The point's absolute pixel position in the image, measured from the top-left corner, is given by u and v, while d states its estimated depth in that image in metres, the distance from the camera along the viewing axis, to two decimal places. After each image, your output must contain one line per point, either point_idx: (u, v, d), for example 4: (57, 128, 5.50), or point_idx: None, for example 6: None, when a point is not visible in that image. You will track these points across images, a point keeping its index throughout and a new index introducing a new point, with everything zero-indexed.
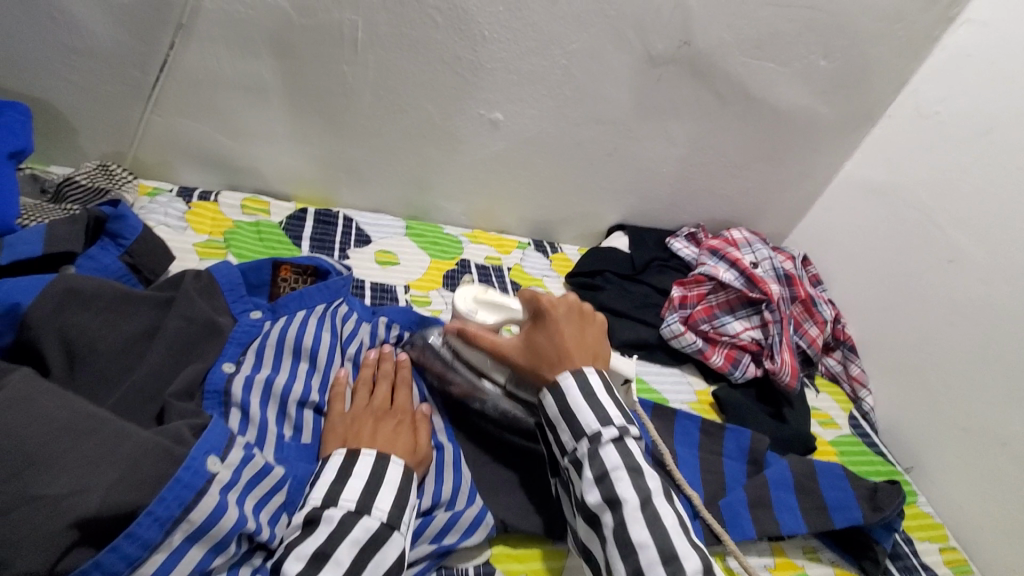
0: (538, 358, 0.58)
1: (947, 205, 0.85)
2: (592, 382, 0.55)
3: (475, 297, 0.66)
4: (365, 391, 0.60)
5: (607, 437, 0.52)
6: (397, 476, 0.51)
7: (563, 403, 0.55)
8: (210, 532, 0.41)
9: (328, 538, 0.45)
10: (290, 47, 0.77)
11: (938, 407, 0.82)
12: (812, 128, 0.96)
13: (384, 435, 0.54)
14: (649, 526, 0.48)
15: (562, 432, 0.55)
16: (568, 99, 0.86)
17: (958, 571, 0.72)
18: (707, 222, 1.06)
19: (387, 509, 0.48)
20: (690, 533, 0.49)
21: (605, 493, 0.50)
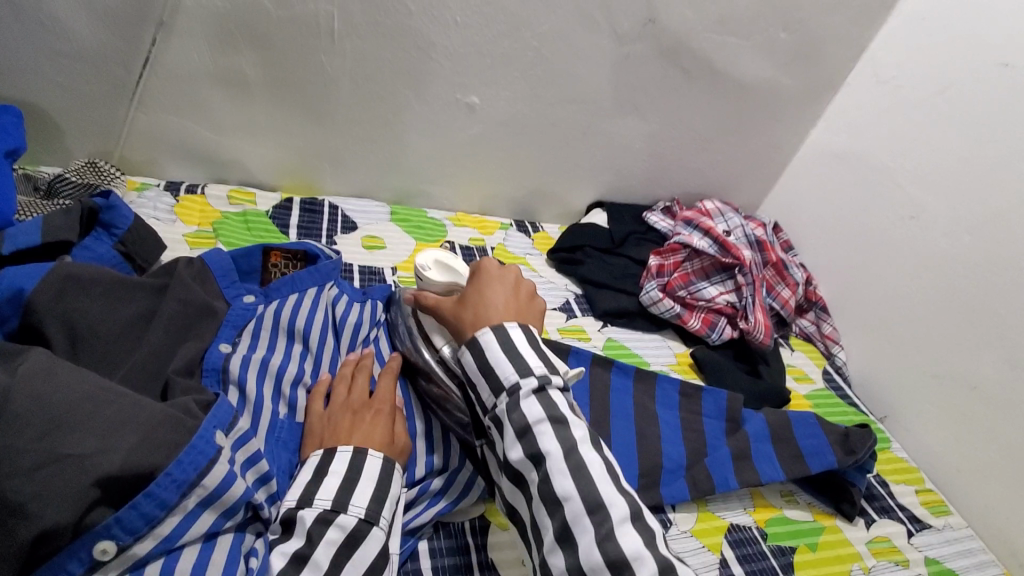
0: (466, 313, 0.59)
1: (907, 164, 0.89)
2: (512, 335, 0.55)
3: (436, 258, 0.68)
4: (342, 389, 0.60)
5: (524, 388, 0.51)
6: (376, 469, 0.51)
7: (483, 359, 0.54)
8: (222, 498, 0.44)
9: (307, 538, 0.46)
10: (268, 40, 0.79)
11: (906, 358, 0.86)
12: (776, 100, 0.99)
13: (361, 430, 0.54)
14: (574, 476, 0.47)
15: (481, 390, 0.54)
16: (540, 79, 0.89)
17: (936, 511, 0.73)
18: (682, 196, 1.09)
19: (364, 505, 0.48)
20: (618, 478, 0.49)
21: (528, 448, 0.49)
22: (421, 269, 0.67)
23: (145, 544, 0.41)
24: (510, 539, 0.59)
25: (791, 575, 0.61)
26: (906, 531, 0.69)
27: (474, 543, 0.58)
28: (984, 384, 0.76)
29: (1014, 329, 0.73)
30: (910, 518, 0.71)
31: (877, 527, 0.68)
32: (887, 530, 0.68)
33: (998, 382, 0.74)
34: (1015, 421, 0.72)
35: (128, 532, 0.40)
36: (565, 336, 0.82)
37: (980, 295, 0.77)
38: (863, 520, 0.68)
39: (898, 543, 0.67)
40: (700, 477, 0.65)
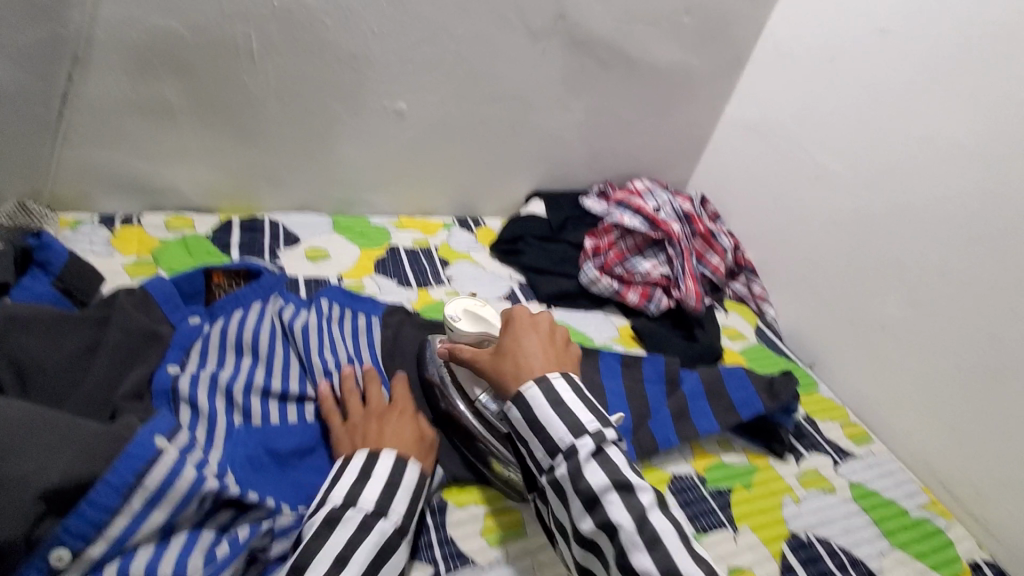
0: (506, 364, 0.61)
1: (810, 129, 0.96)
2: (557, 385, 0.57)
3: (464, 308, 0.73)
4: (355, 401, 0.63)
5: (583, 451, 0.53)
6: (413, 479, 0.56)
7: (532, 416, 0.56)
8: (169, 495, 0.45)
9: (348, 539, 0.51)
10: (189, 65, 0.80)
11: (826, 307, 0.93)
12: (689, 80, 1.06)
13: (390, 433, 0.60)
14: (633, 517, 0.50)
15: (536, 449, 0.55)
16: (463, 80, 0.93)
17: (858, 441, 0.81)
18: (614, 178, 1.15)
19: (402, 512, 0.54)
20: (690, 544, 0.50)
21: (598, 520, 0.50)
22: (453, 321, 0.71)
23: (98, 547, 0.43)
24: (468, 514, 0.62)
25: (729, 513, 0.67)
26: (832, 462, 0.76)
27: (435, 522, 0.61)
28: (891, 322, 0.83)
29: (910, 269, 0.81)
30: (835, 450, 0.79)
31: (805, 461, 0.75)
32: (815, 463, 0.75)
33: (902, 318, 0.82)
34: (918, 351, 0.80)
35: (79, 538, 0.42)
36: None
37: (879, 241, 0.85)
38: (792, 457, 0.75)
39: (825, 473, 0.75)
40: (645, 438, 0.70)
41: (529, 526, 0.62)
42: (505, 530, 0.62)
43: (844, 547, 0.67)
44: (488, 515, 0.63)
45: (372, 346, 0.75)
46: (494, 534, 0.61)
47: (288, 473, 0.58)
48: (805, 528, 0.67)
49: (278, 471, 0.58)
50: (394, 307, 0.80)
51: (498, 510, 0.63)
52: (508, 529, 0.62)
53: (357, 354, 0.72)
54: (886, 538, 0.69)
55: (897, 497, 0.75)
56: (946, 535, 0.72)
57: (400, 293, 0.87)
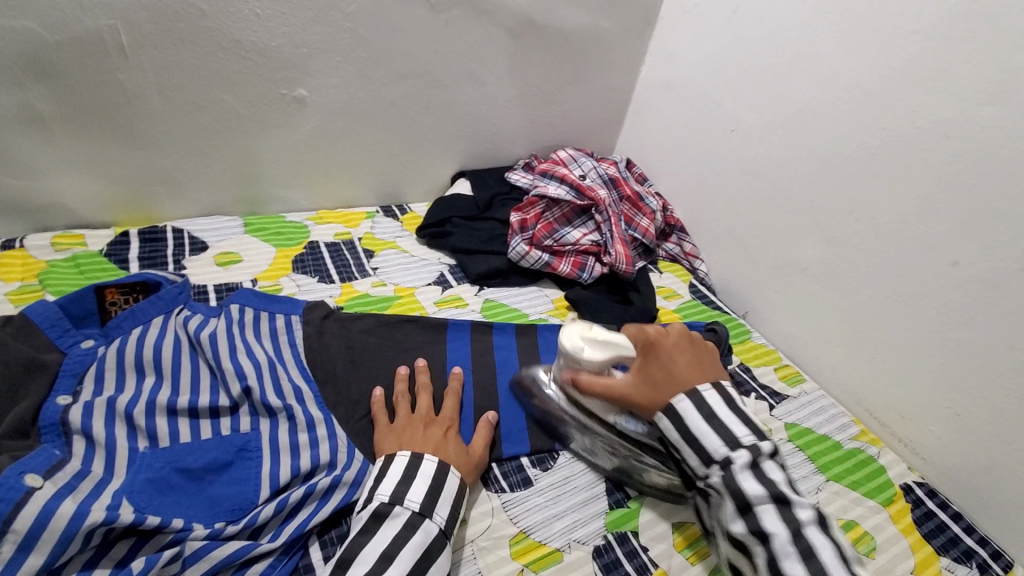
0: (664, 396, 0.58)
1: (721, 83, 0.96)
2: (709, 398, 0.56)
3: (581, 334, 0.64)
4: (405, 404, 0.64)
5: (738, 461, 0.52)
6: (452, 488, 0.55)
7: (686, 428, 0.56)
8: (43, 537, 0.42)
9: (395, 539, 0.50)
10: (51, 66, 0.72)
11: (753, 257, 0.95)
12: (601, 43, 1.04)
13: (435, 440, 0.59)
14: (804, 560, 0.47)
15: (689, 457, 0.55)
16: (365, 60, 0.88)
17: (792, 382, 0.84)
18: (539, 150, 1.13)
19: (418, 499, 0.53)
20: (848, 562, 0.48)
21: (752, 526, 0.50)
22: (578, 352, 0.62)
23: None
24: None
25: None
26: (768, 406, 0.78)
27: None
28: (811, 264, 0.85)
29: (824, 211, 0.83)
30: (770, 394, 0.80)
31: (742, 409, 0.77)
32: (752, 409, 0.77)
33: (821, 259, 0.84)
34: (838, 290, 0.82)
35: None
36: (442, 308, 0.83)
37: (793, 188, 0.87)
38: None
39: (762, 417, 0.76)
40: None
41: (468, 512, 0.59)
42: None
43: None
44: None
45: (294, 347, 0.69)
46: None
47: (203, 491, 0.53)
48: None
49: (188, 488, 0.52)
50: (315, 304, 0.74)
51: None
52: None
53: (277, 358, 0.67)
54: (822, 472, 0.71)
55: (830, 432, 0.77)
56: (876, 461, 0.75)
57: (322, 290, 0.83)
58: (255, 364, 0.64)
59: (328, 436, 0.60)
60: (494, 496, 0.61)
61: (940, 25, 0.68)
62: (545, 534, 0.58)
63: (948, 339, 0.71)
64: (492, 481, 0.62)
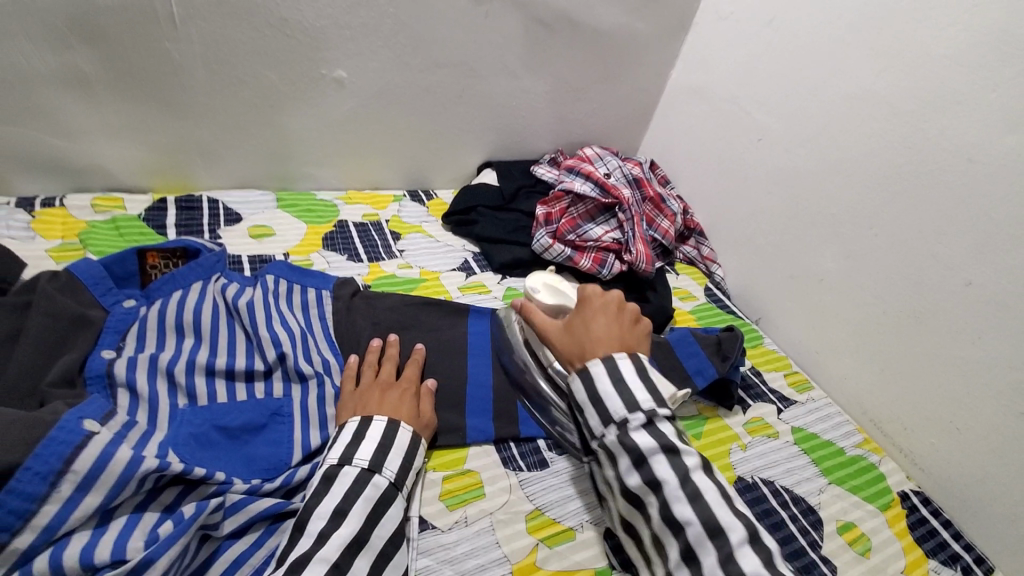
0: (575, 347, 0.63)
1: (751, 92, 0.98)
2: (619, 363, 0.58)
3: (544, 282, 0.80)
4: (370, 371, 0.65)
5: (635, 421, 0.55)
6: (404, 442, 0.57)
7: (593, 392, 0.58)
8: (101, 479, 0.42)
9: (344, 495, 0.51)
10: (102, 32, 0.74)
11: (770, 265, 0.97)
12: (633, 45, 1.06)
13: (391, 404, 0.60)
14: (692, 502, 0.50)
15: (591, 417, 0.57)
16: (405, 46, 0.90)
17: (800, 389, 0.86)
18: (565, 146, 1.15)
19: (368, 456, 0.54)
20: (732, 501, 0.51)
21: (646, 477, 0.53)
22: (534, 292, 0.78)
23: (25, 539, 0.40)
24: (425, 481, 0.60)
25: None
26: (776, 409, 0.81)
27: None
28: (827, 275, 0.87)
29: (843, 224, 0.85)
30: (779, 398, 0.83)
31: (752, 411, 0.79)
32: (761, 411, 0.79)
33: (836, 272, 0.86)
34: (851, 301, 0.84)
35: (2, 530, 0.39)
36: (466, 293, 0.86)
37: (815, 200, 0.89)
38: (740, 407, 0.79)
39: (770, 420, 0.79)
40: None
41: (488, 486, 0.62)
42: (463, 492, 0.60)
43: (787, 486, 0.71)
44: (446, 480, 0.61)
45: (324, 321, 0.71)
46: (454, 497, 0.59)
47: (240, 449, 0.56)
48: (750, 472, 0.71)
49: (225, 446, 0.55)
50: (345, 280, 0.76)
51: (457, 475, 0.62)
52: (466, 491, 0.61)
53: (309, 330, 0.69)
54: (825, 476, 0.73)
55: (835, 439, 0.80)
56: (877, 469, 0.78)
57: (351, 268, 0.85)
58: (290, 334, 0.67)
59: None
60: (512, 474, 0.63)
61: (972, 50, 0.70)
62: (560, 512, 0.61)
63: (954, 354, 0.73)
64: (509, 460, 0.65)
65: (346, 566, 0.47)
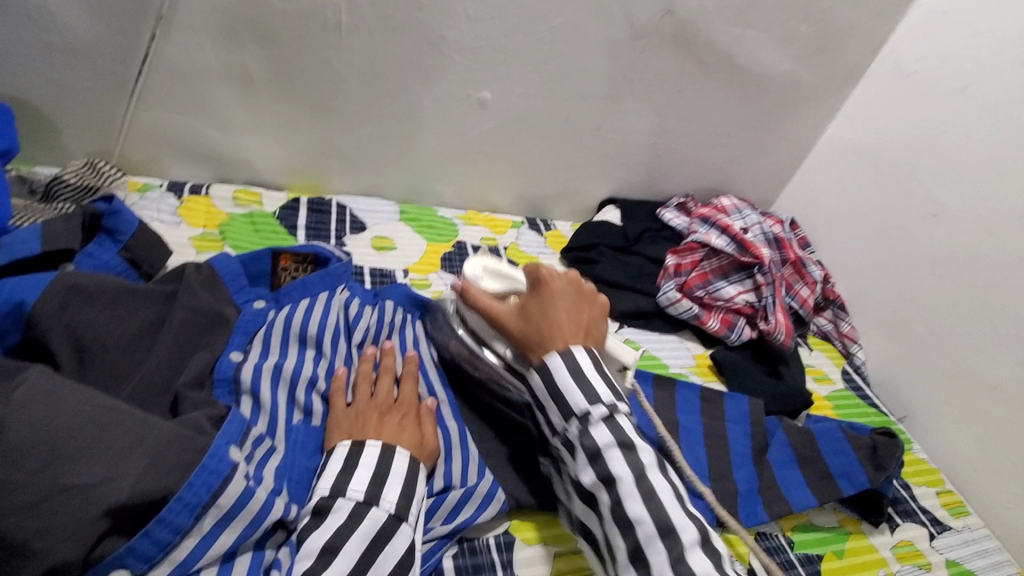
0: (531, 332, 0.56)
1: (931, 162, 0.86)
2: (581, 362, 0.53)
3: (485, 266, 0.66)
4: (366, 387, 0.57)
5: (595, 415, 0.51)
6: (401, 468, 0.50)
7: (551, 384, 0.53)
8: (239, 515, 0.42)
9: (337, 531, 0.45)
10: (273, 35, 0.76)
11: (930, 360, 0.84)
12: (793, 92, 0.97)
13: (390, 429, 0.53)
14: (645, 500, 0.48)
15: (551, 413, 0.54)
16: (554, 74, 0.87)
17: (955, 513, 0.74)
18: (696, 190, 1.07)
19: (362, 488, 0.47)
20: (684, 501, 0.49)
21: (600, 473, 0.50)
22: (472, 279, 0.65)
23: (161, 570, 0.40)
24: (535, 554, 0.56)
25: None
26: (928, 534, 0.69)
27: (501, 559, 0.55)
28: (1007, 387, 0.74)
29: None
30: (931, 520, 0.71)
31: (900, 531, 0.68)
32: (910, 534, 0.68)
33: (1021, 385, 0.72)
34: None
35: (142, 561, 0.39)
36: None
37: (1001, 297, 0.76)
38: (886, 525, 0.68)
39: (922, 547, 0.67)
40: (726, 488, 0.64)
41: None
42: None
43: None
44: (557, 558, 0.56)
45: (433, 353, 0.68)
46: None
47: None
48: None
49: None
50: None
51: (568, 554, 0.57)
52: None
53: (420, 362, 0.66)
54: None
55: None
56: None
57: None
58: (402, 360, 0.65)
59: (459, 443, 0.59)
60: None
61: None
62: None
63: None
64: None
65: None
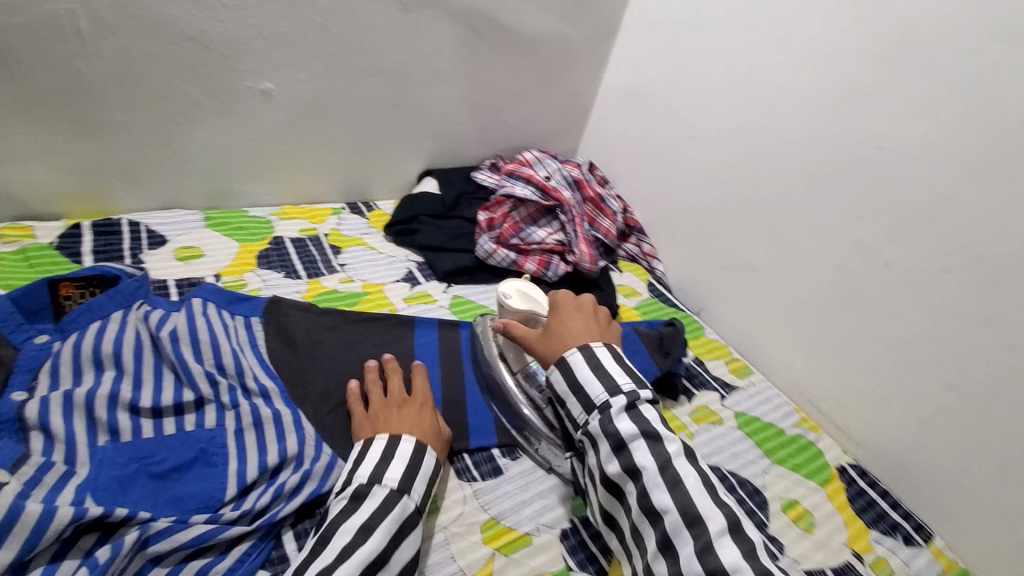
0: (553, 341, 0.65)
1: (680, 92, 1.01)
2: (599, 354, 0.61)
3: (516, 287, 0.76)
4: (378, 390, 0.64)
5: (615, 407, 0.56)
6: (429, 464, 0.56)
7: (573, 379, 0.60)
8: (12, 531, 0.42)
9: (372, 513, 0.50)
10: (4, 51, 0.69)
11: (707, 258, 1.00)
12: (565, 49, 1.07)
13: (408, 419, 0.60)
14: (671, 488, 0.51)
15: (573, 407, 0.59)
16: (334, 56, 0.88)
17: (740, 375, 0.90)
18: (504, 151, 1.15)
19: (397, 478, 0.53)
20: (714, 490, 0.52)
21: (624, 464, 0.54)
22: (503, 298, 0.75)
23: None
24: None
25: None
26: (719, 397, 0.84)
27: None
28: (759, 265, 0.91)
29: (771, 214, 0.88)
30: (722, 385, 0.86)
31: (697, 400, 0.82)
32: (705, 400, 0.82)
33: (767, 260, 0.89)
34: (781, 288, 0.88)
35: None
36: (411, 304, 0.84)
37: (741, 193, 0.92)
38: (685, 397, 0.81)
39: (714, 407, 0.82)
40: None
41: (442, 500, 0.62)
42: None
43: (733, 470, 0.73)
44: None
45: (255, 345, 0.69)
46: None
47: (173, 488, 0.53)
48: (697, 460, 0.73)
49: (158, 487, 0.52)
50: (275, 303, 0.73)
51: None
52: None
53: (244, 355, 0.66)
54: (767, 457, 0.77)
55: (774, 420, 0.83)
56: (815, 445, 0.81)
57: (288, 285, 0.82)
58: (220, 359, 0.64)
59: (273, 419, 0.60)
60: (467, 486, 0.64)
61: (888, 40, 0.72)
62: (516, 519, 0.62)
63: (878, 332, 0.77)
64: (462, 471, 0.65)
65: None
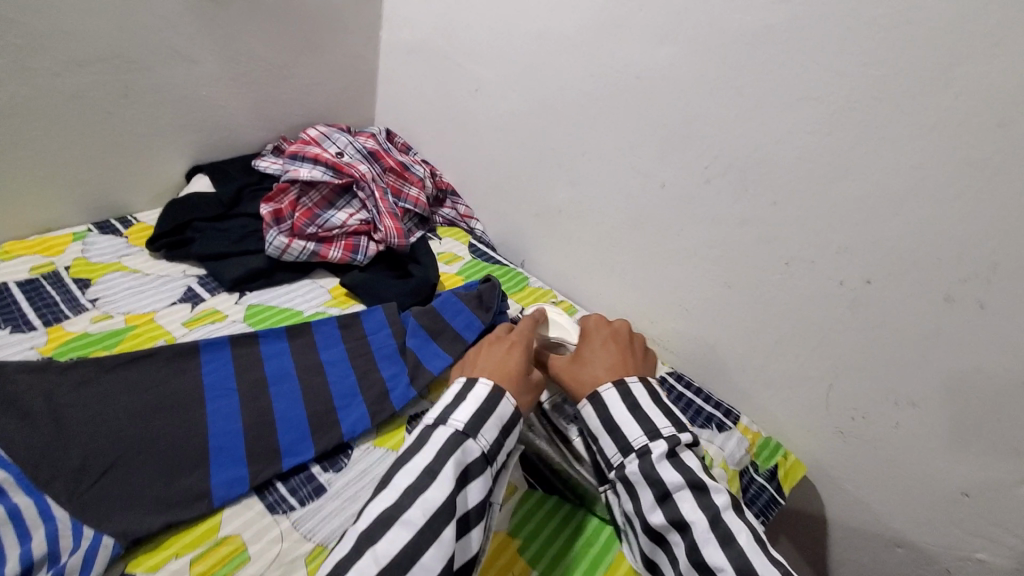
0: (579, 373, 0.65)
1: (457, 43, 0.96)
2: (634, 392, 0.61)
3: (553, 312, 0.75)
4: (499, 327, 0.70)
5: (656, 451, 0.56)
6: (505, 412, 0.57)
7: (609, 418, 0.60)
8: None
9: (437, 455, 0.52)
10: None
11: (518, 209, 1.00)
12: (326, 8, 0.96)
13: (489, 356, 0.64)
14: (722, 545, 0.51)
15: (607, 446, 0.59)
16: (15, 46, 0.69)
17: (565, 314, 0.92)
18: (286, 131, 1.03)
19: (447, 547, 0.47)
20: (765, 546, 0.51)
21: (670, 515, 0.53)
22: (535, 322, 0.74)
23: None
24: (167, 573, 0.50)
25: None
26: None
27: None
28: (564, 207, 0.93)
29: (564, 156, 0.89)
30: None
31: None
32: None
33: (569, 201, 0.92)
34: (586, 226, 0.91)
35: None
36: (193, 327, 0.72)
37: (534, 140, 0.92)
38: None
39: None
40: (376, 392, 0.68)
41: (253, 545, 0.53)
42: (220, 566, 0.51)
43: None
44: (196, 562, 0.51)
45: None
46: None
47: None
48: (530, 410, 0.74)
49: None
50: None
51: (209, 550, 0.52)
52: (225, 564, 0.51)
53: None
54: None
55: None
56: None
57: (18, 342, 0.65)
58: None
59: (9, 518, 0.48)
60: (282, 518, 0.56)
61: None
62: None
63: (669, 250, 0.83)
64: (274, 503, 0.57)
65: (437, 531, 0.47)
